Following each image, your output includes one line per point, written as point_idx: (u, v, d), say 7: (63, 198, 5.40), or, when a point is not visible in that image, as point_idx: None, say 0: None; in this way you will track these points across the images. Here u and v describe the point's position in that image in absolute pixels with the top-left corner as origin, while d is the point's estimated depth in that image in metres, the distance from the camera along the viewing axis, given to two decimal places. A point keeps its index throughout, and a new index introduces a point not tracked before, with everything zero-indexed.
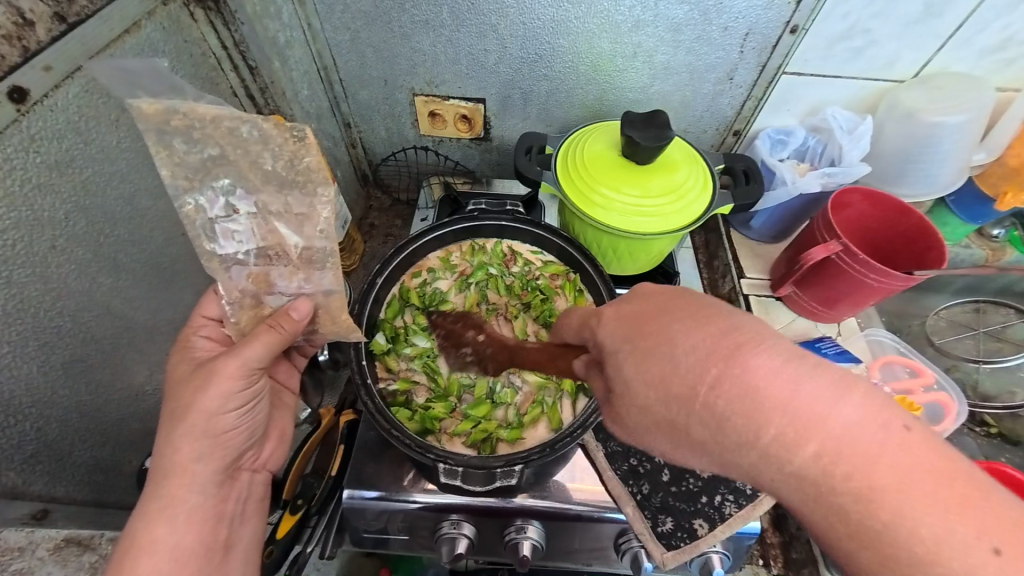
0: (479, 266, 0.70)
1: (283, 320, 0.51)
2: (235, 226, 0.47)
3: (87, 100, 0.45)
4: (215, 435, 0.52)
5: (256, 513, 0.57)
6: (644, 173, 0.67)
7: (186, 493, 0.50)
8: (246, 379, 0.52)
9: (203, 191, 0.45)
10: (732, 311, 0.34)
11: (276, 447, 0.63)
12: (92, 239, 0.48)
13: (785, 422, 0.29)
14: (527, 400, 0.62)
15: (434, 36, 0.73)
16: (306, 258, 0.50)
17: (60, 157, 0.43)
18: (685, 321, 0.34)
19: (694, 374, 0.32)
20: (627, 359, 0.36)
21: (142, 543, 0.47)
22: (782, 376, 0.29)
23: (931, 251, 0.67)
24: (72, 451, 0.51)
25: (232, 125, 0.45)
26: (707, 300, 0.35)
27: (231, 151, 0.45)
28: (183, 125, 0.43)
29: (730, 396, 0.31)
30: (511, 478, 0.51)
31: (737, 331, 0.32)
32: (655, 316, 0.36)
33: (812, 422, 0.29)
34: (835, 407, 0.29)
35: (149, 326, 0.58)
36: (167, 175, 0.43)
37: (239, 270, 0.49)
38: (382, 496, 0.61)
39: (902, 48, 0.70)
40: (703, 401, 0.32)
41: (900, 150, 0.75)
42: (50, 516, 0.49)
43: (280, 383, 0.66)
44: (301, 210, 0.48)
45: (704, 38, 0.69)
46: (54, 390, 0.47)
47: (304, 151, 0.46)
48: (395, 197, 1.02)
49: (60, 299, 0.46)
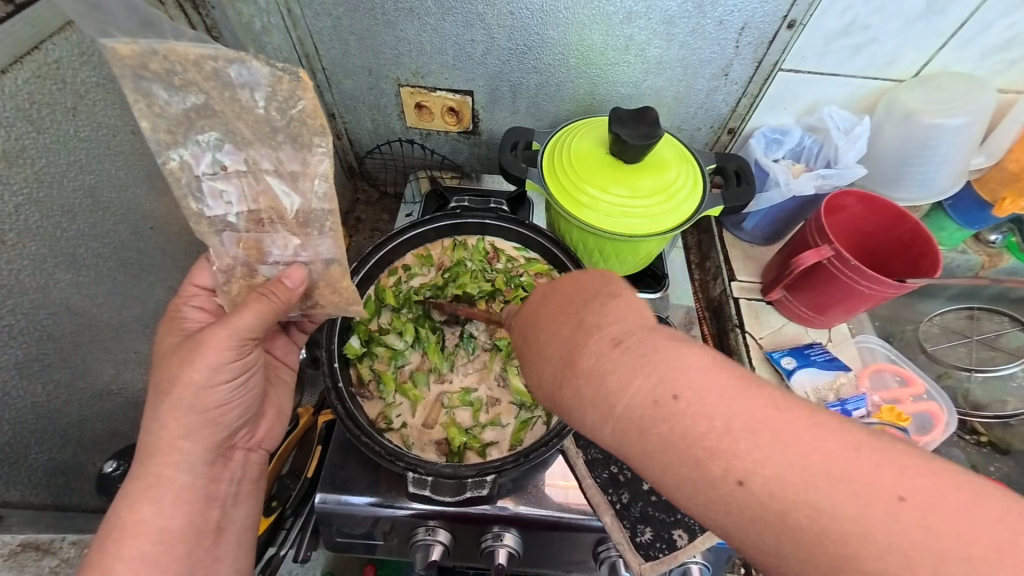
0: (460, 265, 0.67)
1: (277, 288, 0.48)
2: (223, 185, 0.45)
3: (39, 86, 0.42)
4: (205, 410, 0.49)
5: (249, 497, 0.55)
6: (633, 172, 0.64)
7: (174, 472, 0.48)
8: (237, 350, 0.49)
9: (187, 146, 0.42)
10: (591, 302, 0.35)
11: (274, 424, 0.60)
12: (48, 232, 0.46)
13: (606, 414, 0.30)
14: (503, 415, 0.60)
15: (419, 24, 0.70)
16: (301, 220, 0.47)
17: (9, 147, 0.41)
18: (562, 317, 0.35)
19: (555, 372, 0.33)
20: (529, 364, 0.36)
21: (124, 526, 0.45)
22: (616, 373, 0.30)
23: (926, 258, 0.65)
24: (28, 454, 0.49)
25: (217, 67, 0.40)
26: (583, 288, 0.36)
27: (216, 99, 0.41)
28: (162, 70, 0.39)
29: (581, 390, 0.31)
30: (482, 488, 0.49)
31: (582, 329, 0.33)
32: (534, 322, 0.37)
33: (646, 416, 0.29)
34: (628, 393, 0.30)
35: (115, 323, 0.56)
36: (148, 128, 0.40)
37: (230, 236, 0.47)
38: (373, 502, 0.58)
39: (904, 45, 0.67)
40: (560, 399, 0.33)
41: (897, 152, 0.73)
42: (5, 520, 0.48)
43: (277, 359, 0.63)
44: (294, 167, 0.45)
45: (699, 31, 0.67)
46: (9, 390, 0.45)
47: (301, 93, 0.42)
48: (383, 190, 0.99)
49: (12, 295, 0.44)
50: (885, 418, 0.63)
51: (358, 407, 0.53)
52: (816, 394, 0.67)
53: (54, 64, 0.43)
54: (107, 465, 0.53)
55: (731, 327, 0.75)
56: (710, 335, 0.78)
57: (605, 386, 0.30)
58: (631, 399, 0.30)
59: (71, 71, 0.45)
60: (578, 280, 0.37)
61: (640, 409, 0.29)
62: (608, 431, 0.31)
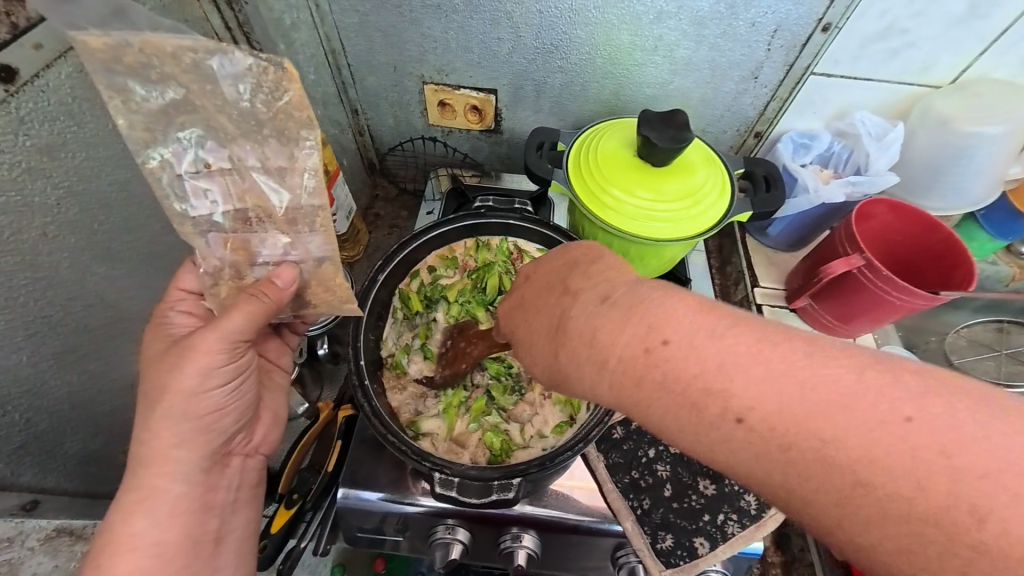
0: (489, 269, 0.66)
1: (266, 289, 0.47)
2: (205, 183, 0.44)
3: (81, 81, 0.42)
4: (197, 416, 0.49)
5: (248, 504, 0.56)
6: (660, 175, 0.64)
7: (167, 483, 0.48)
8: (227, 353, 0.49)
9: (167, 144, 0.41)
10: (569, 275, 0.43)
11: (269, 429, 0.61)
12: (86, 226, 0.46)
13: (601, 369, 0.36)
14: (536, 417, 0.61)
15: (446, 22, 0.69)
16: (290, 218, 0.46)
17: (52, 141, 0.42)
18: (546, 291, 0.44)
19: (548, 339, 0.41)
20: (521, 340, 0.45)
21: (119, 540, 0.45)
22: (611, 330, 0.36)
23: (958, 269, 0.64)
24: (64, 442, 0.51)
25: (197, 59, 0.38)
26: (552, 271, 0.45)
27: (197, 93, 0.40)
28: (137, 64, 0.37)
29: (572, 348, 0.38)
30: (508, 491, 0.50)
31: (567, 296, 0.41)
32: (522, 301, 0.46)
33: (641, 369, 0.34)
34: (619, 341, 0.35)
35: (144, 315, 0.57)
36: (123, 126, 0.39)
37: (216, 236, 0.46)
38: (383, 498, 0.59)
39: (942, 50, 0.65)
40: (558, 362, 0.40)
41: (930, 159, 0.72)
42: (40, 507, 0.49)
43: (271, 362, 0.63)
44: (281, 163, 0.44)
45: (729, 33, 0.66)
46: (45, 380, 0.46)
47: (287, 84, 0.40)
48: (402, 187, 1.00)
49: (51, 287, 0.45)
50: None
51: (384, 405, 0.53)
52: None
53: None
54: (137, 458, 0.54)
55: None
56: None
57: (596, 339, 0.36)
58: (623, 352, 0.35)
59: None
60: (550, 261, 0.46)
61: (631, 358, 0.34)
62: (609, 389, 0.36)
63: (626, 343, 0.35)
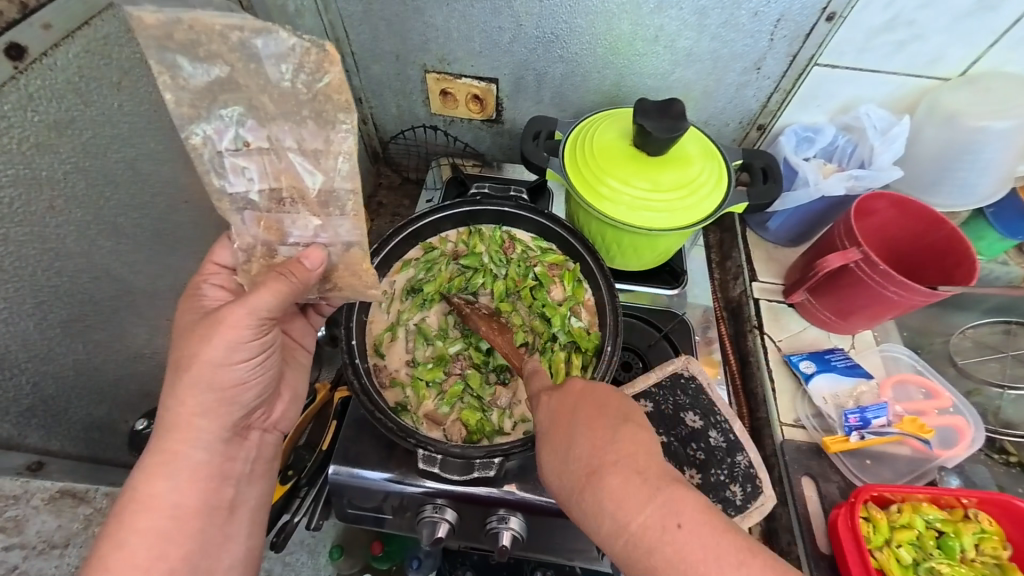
0: (474, 261, 0.67)
1: (294, 268, 0.48)
2: (244, 161, 0.45)
3: (88, 60, 0.45)
4: (221, 388, 0.50)
5: (263, 476, 0.56)
6: (657, 165, 0.63)
7: (190, 449, 0.49)
8: (255, 328, 0.49)
9: (210, 120, 0.43)
10: (611, 428, 0.45)
11: (289, 407, 0.61)
12: (92, 200, 0.48)
13: (619, 529, 0.40)
14: (522, 405, 0.60)
15: (447, 11, 0.70)
16: (322, 200, 0.47)
17: (59, 117, 0.43)
18: (585, 425, 0.46)
19: (577, 476, 0.44)
20: (546, 446, 0.47)
21: (140, 499, 0.46)
22: (643, 504, 0.40)
23: (960, 266, 0.63)
24: (68, 407, 0.53)
25: (242, 37, 0.40)
26: (603, 410, 0.46)
27: (240, 71, 0.41)
28: (187, 41, 0.39)
29: (597, 501, 0.42)
30: (490, 470, 0.51)
31: (609, 450, 0.44)
32: (559, 422, 0.47)
33: (655, 538, 0.39)
34: (642, 513, 0.40)
35: (150, 291, 0.59)
36: (171, 100, 0.41)
37: (250, 215, 0.48)
38: (388, 478, 0.59)
39: (952, 42, 0.64)
40: (579, 497, 0.43)
41: (937, 155, 0.70)
42: (44, 469, 0.51)
43: (294, 340, 0.63)
44: (316, 145, 0.44)
45: (732, 22, 0.65)
46: (52, 346, 0.48)
47: (327, 66, 0.41)
48: (406, 176, 1.01)
49: (58, 258, 0.47)
50: (906, 428, 0.61)
51: (375, 384, 0.54)
52: (834, 400, 0.66)
53: (102, 39, 0.45)
54: (138, 422, 0.58)
55: (749, 329, 0.74)
56: (727, 336, 0.76)
57: (622, 505, 0.41)
58: (655, 524, 0.39)
59: (118, 47, 0.47)
60: (595, 393, 0.48)
61: (649, 532, 0.39)
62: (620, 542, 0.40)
63: (646, 516, 0.39)
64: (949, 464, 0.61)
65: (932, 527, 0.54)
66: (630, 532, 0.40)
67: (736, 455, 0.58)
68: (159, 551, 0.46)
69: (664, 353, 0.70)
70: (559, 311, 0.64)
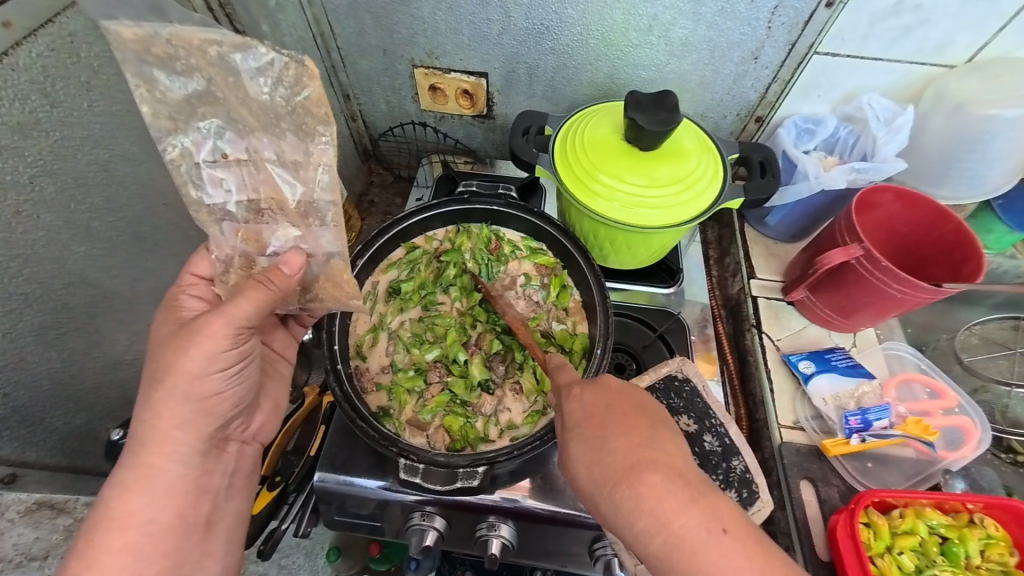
0: (459, 262, 0.65)
1: (274, 275, 0.45)
2: (223, 173, 0.43)
3: (53, 59, 0.43)
4: (197, 400, 0.48)
5: (243, 489, 0.54)
6: (651, 160, 0.61)
7: (166, 462, 0.47)
8: (232, 339, 0.47)
9: (189, 133, 0.41)
10: (649, 428, 0.43)
11: (269, 418, 0.60)
12: (63, 204, 0.47)
13: (659, 527, 0.38)
14: (510, 411, 0.58)
15: (434, 3, 0.68)
16: (302, 211, 0.45)
17: (23, 119, 0.42)
18: (623, 426, 0.43)
19: (610, 472, 0.41)
20: (575, 439, 0.44)
21: (114, 515, 0.44)
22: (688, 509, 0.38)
23: (968, 262, 0.60)
24: (44, 417, 0.52)
25: (221, 52, 0.39)
26: (643, 408, 0.45)
27: (220, 85, 0.40)
28: (166, 55, 0.38)
29: (627, 499, 0.40)
30: (473, 478, 0.51)
31: (648, 448, 0.42)
32: (593, 415, 0.44)
33: (701, 542, 0.37)
34: (686, 517, 0.38)
35: (128, 296, 0.58)
36: (148, 114, 0.39)
37: (230, 227, 0.45)
38: (380, 486, 0.58)
39: (959, 27, 0.61)
40: (612, 492, 0.40)
41: (944, 145, 0.67)
42: (19, 480, 0.51)
43: (275, 352, 0.62)
44: (297, 157, 0.43)
45: (728, 10, 0.62)
46: (23, 355, 0.47)
47: (307, 80, 0.40)
48: (397, 173, 0.99)
49: (29, 265, 0.45)
50: (911, 430, 0.59)
51: (358, 390, 0.53)
52: (835, 401, 0.63)
53: (68, 37, 0.43)
54: (115, 432, 0.57)
55: (748, 327, 0.72)
56: (724, 334, 0.74)
57: (663, 511, 0.38)
58: (707, 536, 0.37)
59: (85, 45, 0.45)
60: (630, 395, 0.46)
61: (687, 531, 0.37)
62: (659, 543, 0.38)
63: (689, 519, 0.37)
64: (955, 466, 0.59)
65: (935, 533, 0.52)
66: (666, 528, 0.38)
67: (732, 460, 0.55)
68: (132, 569, 0.44)
69: (660, 354, 0.68)
70: (544, 315, 0.63)
